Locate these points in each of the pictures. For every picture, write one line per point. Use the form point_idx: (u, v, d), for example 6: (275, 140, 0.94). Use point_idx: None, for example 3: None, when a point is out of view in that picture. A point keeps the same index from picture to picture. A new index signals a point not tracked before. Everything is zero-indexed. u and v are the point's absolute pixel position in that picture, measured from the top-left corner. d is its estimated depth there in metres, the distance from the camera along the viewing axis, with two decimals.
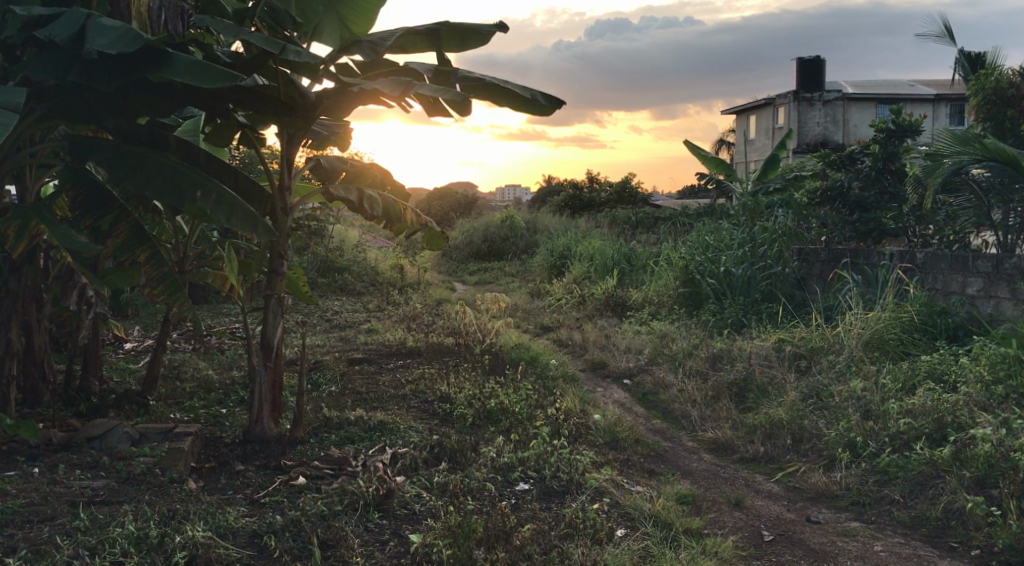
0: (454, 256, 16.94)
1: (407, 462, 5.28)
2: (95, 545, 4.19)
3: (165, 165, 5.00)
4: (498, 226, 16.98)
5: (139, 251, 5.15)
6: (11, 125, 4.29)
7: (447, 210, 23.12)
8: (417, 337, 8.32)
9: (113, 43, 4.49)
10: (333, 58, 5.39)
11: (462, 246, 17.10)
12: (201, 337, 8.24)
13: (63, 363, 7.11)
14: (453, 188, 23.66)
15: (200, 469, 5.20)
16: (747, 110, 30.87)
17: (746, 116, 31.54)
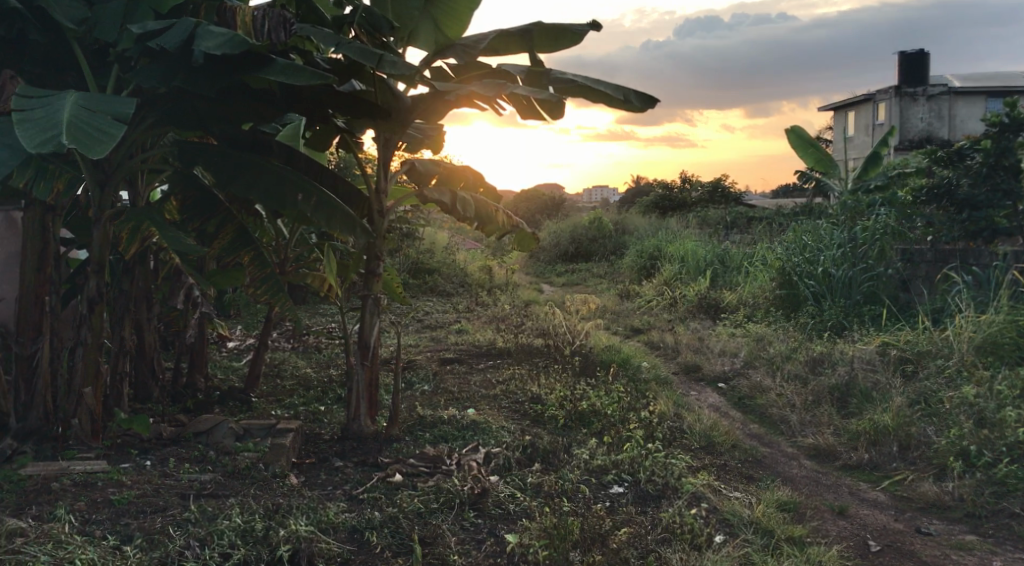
0: (542, 258, 16.99)
1: (501, 461, 5.32)
2: (205, 536, 4.38)
3: (267, 171, 5.19)
4: (586, 227, 16.88)
5: (244, 252, 5.40)
6: (118, 135, 4.56)
7: (533, 212, 23.18)
8: (507, 338, 8.34)
9: (219, 48, 4.75)
10: (428, 62, 5.46)
11: (549, 247, 17.08)
12: (300, 336, 8.45)
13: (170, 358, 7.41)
14: (541, 190, 23.71)
15: (301, 464, 5.34)
16: (842, 106, 29.83)
17: (843, 113, 30.65)
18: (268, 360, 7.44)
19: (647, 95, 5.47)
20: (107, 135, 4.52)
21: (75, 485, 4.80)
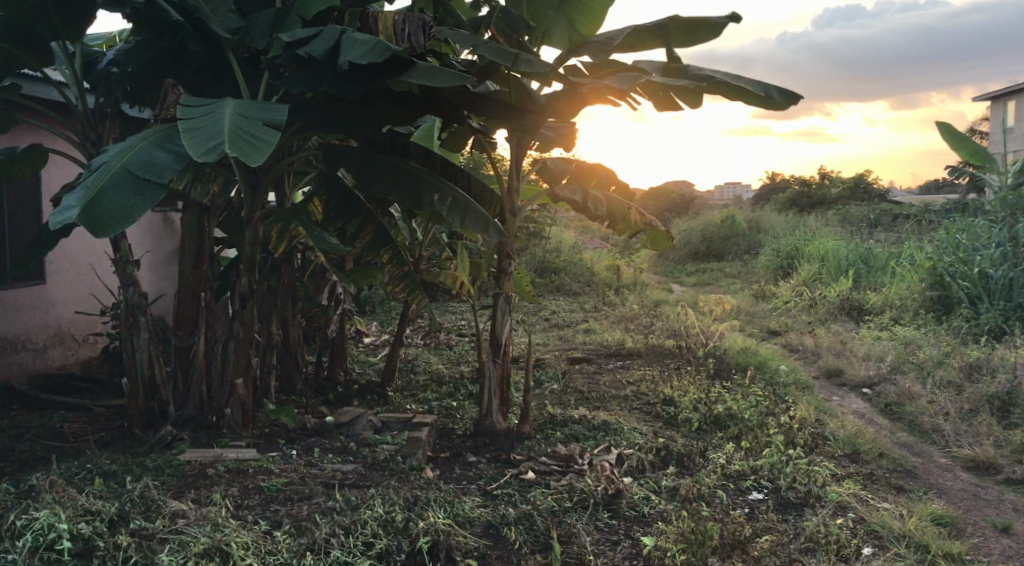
0: (671, 257, 16.75)
1: (634, 463, 5.25)
2: (349, 525, 4.54)
3: (405, 171, 5.32)
4: (717, 226, 16.49)
5: (384, 251, 5.61)
6: (273, 143, 4.82)
7: (658, 210, 22.88)
8: (637, 338, 8.25)
9: (365, 56, 4.81)
10: (561, 60, 5.47)
11: (679, 246, 16.81)
12: (432, 333, 8.65)
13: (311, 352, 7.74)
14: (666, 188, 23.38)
15: (436, 458, 5.48)
16: (1000, 97, 27.73)
17: (1001, 104, 28.67)
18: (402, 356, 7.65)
19: (789, 90, 5.32)
20: (263, 143, 4.79)
21: (229, 471, 5.06)
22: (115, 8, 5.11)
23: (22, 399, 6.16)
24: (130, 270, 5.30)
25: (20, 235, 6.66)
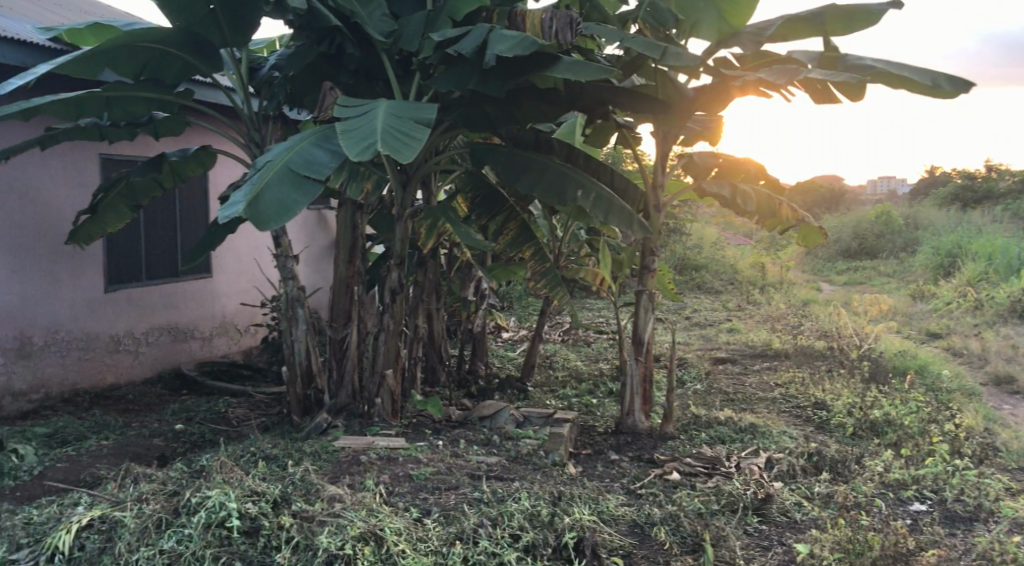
0: (819, 255, 16.12)
1: (785, 468, 5.08)
2: (496, 516, 4.61)
3: (549, 168, 5.33)
4: (872, 221, 15.68)
5: (527, 248, 5.60)
6: (421, 140, 4.93)
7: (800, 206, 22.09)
8: (785, 339, 8.00)
9: (512, 49, 4.83)
10: (711, 53, 5.35)
11: (830, 244, 16.14)
12: (571, 330, 8.69)
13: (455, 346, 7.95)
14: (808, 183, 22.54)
15: (578, 455, 5.49)
16: None
17: None
18: (541, 352, 7.73)
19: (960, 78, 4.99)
20: (412, 140, 4.90)
21: (380, 458, 5.25)
22: (278, 15, 5.36)
23: (190, 384, 6.63)
24: (290, 264, 5.59)
25: (189, 232, 7.10)
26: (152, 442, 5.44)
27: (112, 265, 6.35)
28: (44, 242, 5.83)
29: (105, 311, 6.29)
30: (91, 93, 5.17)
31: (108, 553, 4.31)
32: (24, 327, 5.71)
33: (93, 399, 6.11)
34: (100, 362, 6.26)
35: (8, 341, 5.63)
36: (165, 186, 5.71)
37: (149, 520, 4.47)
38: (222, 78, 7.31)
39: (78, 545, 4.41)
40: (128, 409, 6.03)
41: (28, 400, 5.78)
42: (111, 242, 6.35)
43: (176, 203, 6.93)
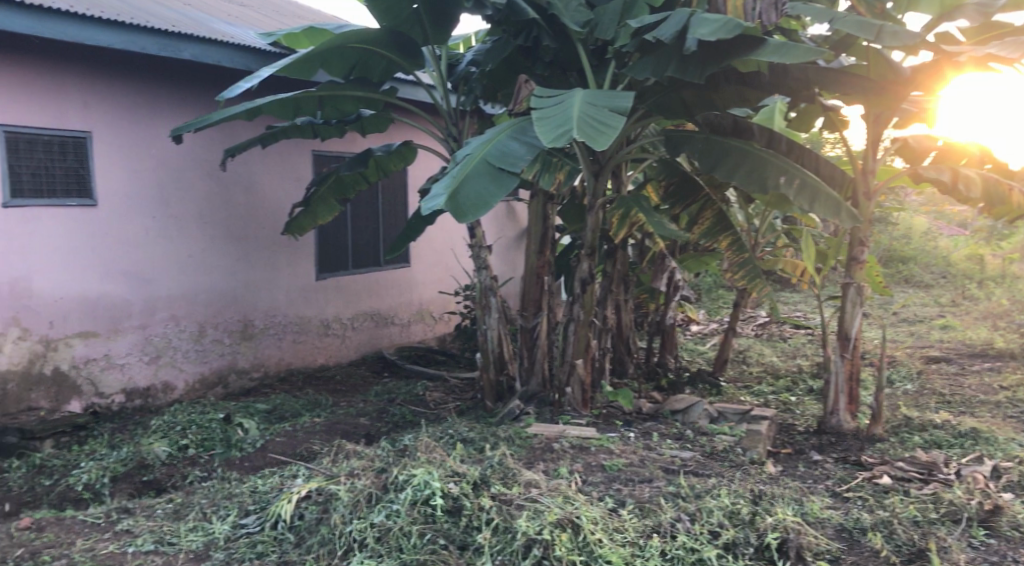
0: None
1: (1015, 478, 4.66)
2: (694, 511, 4.51)
3: (749, 154, 5.14)
4: None
5: (724, 237, 5.48)
6: (617, 129, 4.88)
7: None
8: (1010, 339, 7.36)
9: (715, 33, 4.67)
10: (931, 27, 4.96)
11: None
12: (766, 324, 8.41)
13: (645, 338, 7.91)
14: None
15: (777, 453, 5.31)
16: None
17: None
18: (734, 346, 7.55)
19: None
20: (608, 129, 4.87)
21: (573, 447, 5.28)
22: (476, 12, 5.47)
23: (390, 366, 7.08)
24: (483, 255, 5.75)
25: (389, 223, 7.60)
26: (358, 420, 5.77)
27: (322, 255, 6.95)
28: (265, 234, 6.47)
29: (317, 297, 6.88)
30: (307, 93, 5.54)
31: (325, 524, 4.59)
32: (246, 310, 6.37)
33: (305, 379, 6.65)
34: (311, 344, 6.85)
35: (234, 324, 6.30)
36: (370, 180, 6.06)
37: (361, 494, 4.72)
38: (423, 78, 8.08)
39: (298, 513, 4.75)
40: (336, 389, 6.47)
41: (250, 377, 6.42)
42: (322, 233, 6.95)
43: (379, 196, 7.42)
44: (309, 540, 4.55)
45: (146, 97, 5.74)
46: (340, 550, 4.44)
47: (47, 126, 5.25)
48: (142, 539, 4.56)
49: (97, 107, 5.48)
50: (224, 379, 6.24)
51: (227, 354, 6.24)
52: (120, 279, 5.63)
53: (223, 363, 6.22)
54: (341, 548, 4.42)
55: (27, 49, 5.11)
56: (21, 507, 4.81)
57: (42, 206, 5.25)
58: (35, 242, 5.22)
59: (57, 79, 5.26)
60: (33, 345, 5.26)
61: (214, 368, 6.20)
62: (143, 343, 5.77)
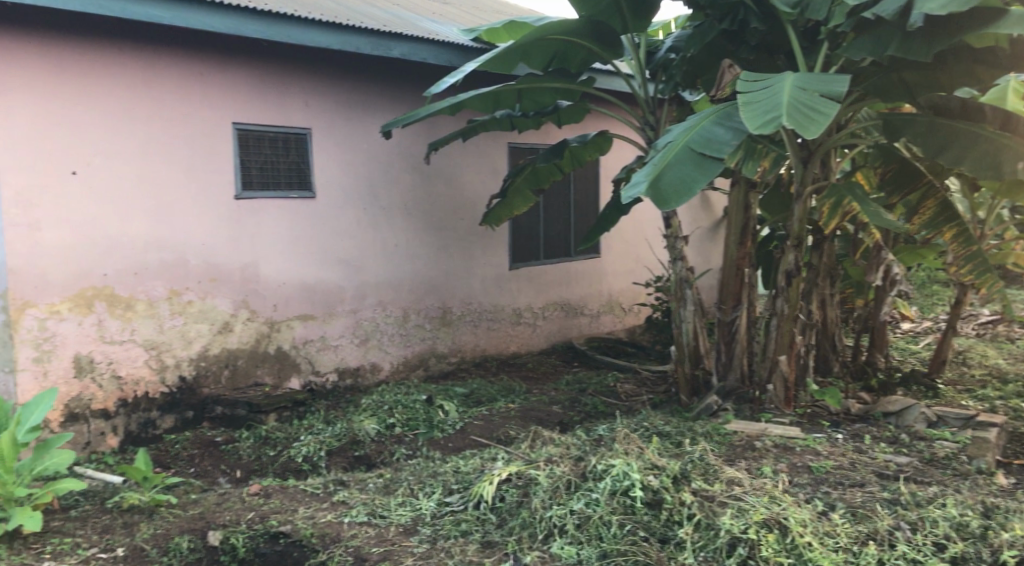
0: None
1: None
2: (916, 521, 4.20)
3: (981, 139, 4.72)
4: None
5: (949, 228, 5.24)
6: (830, 115, 4.55)
7: None
8: None
9: (945, 7, 4.24)
10: None
11: None
12: (988, 324, 7.72)
13: (850, 336, 7.49)
14: None
15: (1010, 465, 4.87)
16: None
17: None
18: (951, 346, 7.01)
19: None
20: (819, 115, 4.56)
21: (777, 446, 5.08)
22: None
23: (580, 357, 7.31)
24: (679, 245, 5.63)
25: (579, 215, 7.85)
26: (552, 408, 5.85)
27: (515, 246, 7.26)
28: (462, 225, 6.81)
29: (509, 287, 7.22)
30: (506, 86, 5.66)
31: (526, 507, 4.66)
32: (445, 297, 6.75)
33: (499, 365, 7.04)
34: (505, 332, 7.21)
35: (434, 311, 6.70)
36: (565, 171, 6.08)
37: (561, 480, 4.79)
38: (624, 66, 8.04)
39: (499, 495, 4.86)
40: (528, 377, 6.66)
41: (449, 361, 6.82)
42: (515, 224, 7.25)
43: (570, 188, 7.70)
44: (511, 522, 4.64)
45: (357, 94, 6.16)
46: (541, 534, 4.50)
47: (272, 124, 5.79)
48: (356, 511, 4.83)
49: (317, 106, 5.97)
50: (424, 362, 6.65)
51: (427, 338, 6.66)
52: (334, 265, 6.12)
53: (424, 347, 6.64)
54: (541, 532, 4.47)
55: (256, 55, 5.66)
56: (251, 474, 5.28)
57: (268, 198, 5.81)
58: (262, 231, 5.80)
59: (282, 82, 5.79)
60: (260, 326, 5.84)
61: (416, 351, 6.62)
62: (354, 326, 6.25)
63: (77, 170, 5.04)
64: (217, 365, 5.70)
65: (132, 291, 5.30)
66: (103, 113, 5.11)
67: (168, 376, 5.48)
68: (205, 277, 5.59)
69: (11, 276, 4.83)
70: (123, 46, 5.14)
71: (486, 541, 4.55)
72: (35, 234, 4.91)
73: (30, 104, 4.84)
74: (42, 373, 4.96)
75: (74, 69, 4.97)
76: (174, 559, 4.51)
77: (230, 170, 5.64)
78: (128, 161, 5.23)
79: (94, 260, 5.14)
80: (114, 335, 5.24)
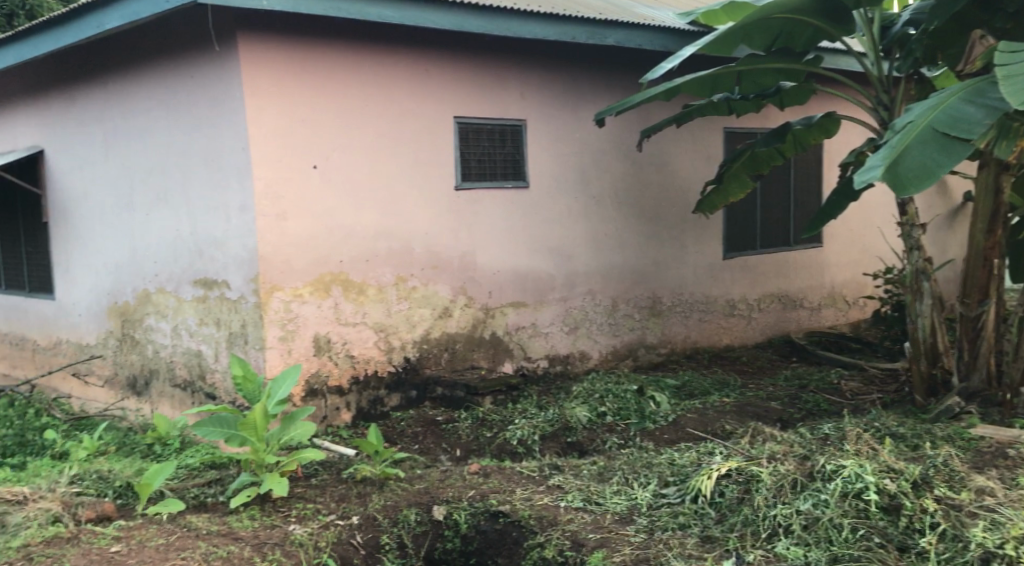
0: None
1: None
2: None
3: None
4: None
5: None
6: None
7: None
8: None
9: None
10: None
11: None
12: None
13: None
14: None
15: None
16: None
17: None
18: None
19: None
20: None
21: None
22: None
23: (799, 352, 7.31)
24: (916, 233, 5.22)
25: (798, 201, 7.96)
26: (770, 404, 5.71)
27: (729, 236, 7.47)
28: (674, 215, 7.08)
29: (723, 276, 7.43)
30: (726, 68, 5.49)
31: (748, 505, 4.37)
32: (655, 288, 7.00)
33: (710, 357, 7.20)
34: (718, 323, 7.41)
35: (644, 301, 6.93)
36: (785, 156, 5.97)
37: (786, 478, 4.42)
38: (855, 44, 8.39)
39: (718, 491, 4.59)
40: (743, 371, 6.70)
41: (658, 352, 7.06)
42: (731, 212, 7.46)
43: (791, 173, 7.85)
44: (732, 519, 4.36)
45: (568, 87, 6.38)
46: (764, 533, 4.21)
47: (490, 117, 6.03)
48: (572, 496, 4.83)
49: (532, 98, 6.21)
50: (634, 353, 6.90)
51: (636, 329, 6.91)
52: (545, 254, 6.38)
53: (633, 338, 6.89)
54: (765, 531, 4.18)
55: (475, 52, 5.90)
56: (470, 453, 5.46)
57: (486, 189, 6.06)
58: (479, 220, 6.06)
59: (500, 75, 6.04)
60: (476, 312, 6.11)
61: (625, 341, 6.88)
62: (564, 314, 6.50)
63: (317, 164, 5.36)
64: (438, 348, 6.00)
65: (364, 276, 5.62)
66: (341, 109, 5.43)
67: (395, 357, 5.81)
68: (427, 265, 5.87)
69: (262, 262, 5.17)
70: (357, 46, 5.44)
71: (706, 536, 4.31)
72: (282, 223, 5.23)
73: (278, 102, 5.19)
74: (287, 350, 5.32)
75: (319, 68, 5.31)
76: (404, 530, 4.71)
77: (451, 163, 5.91)
78: (361, 155, 5.54)
79: (331, 249, 5.46)
80: (349, 317, 5.59)
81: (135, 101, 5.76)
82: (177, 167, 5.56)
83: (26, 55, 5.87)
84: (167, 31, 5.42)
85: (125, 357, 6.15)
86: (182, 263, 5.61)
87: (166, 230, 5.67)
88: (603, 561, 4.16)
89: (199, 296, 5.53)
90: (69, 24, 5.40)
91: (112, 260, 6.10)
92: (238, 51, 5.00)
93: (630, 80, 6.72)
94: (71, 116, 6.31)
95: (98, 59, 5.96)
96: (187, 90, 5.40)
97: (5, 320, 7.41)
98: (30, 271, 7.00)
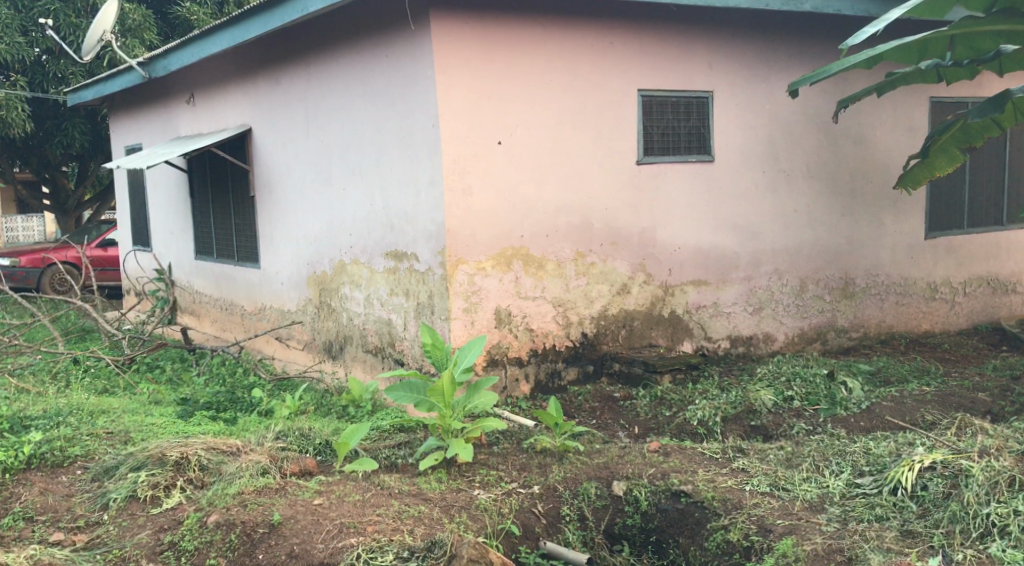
0: None
1: None
2: None
3: None
4: None
5: None
6: None
7: None
8: None
9: None
10: None
11: None
12: None
13: None
14: None
15: None
16: None
17: None
18: None
19: None
20: None
21: None
22: None
23: (1010, 339, 6.92)
24: None
25: (1013, 180, 7.47)
26: (978, 396, 5.33)
27: (933, 214, 7.09)
28: (866, 191, 6.75)
29: (924, 257, 7.08)
30: (938, 33, 5.11)
31: (955, 500, 3.69)
32: (849, 269, 6.75)
33: (908, 342, 6.91)
34: (916, 307, 7.08)
35: (836, 282, 6.71)
36: (1002, 126, 5.57)
37: (1001, 475, 3.72)
38: None
39: (921, 484, 3.93)
40: (946, 358, 6.43)
41: (850, 336, 6.81)
42: (936, 190, 7.09)
43: (1006, 151, 7.40)
44: (938, 514, 3.69)
45: (755, 58, 6.22)
46: (974, 532, 3.52)
47: (675, 89, 5.95)
48: (758, 480, 4.38)
49: (718, 68, 6.09)
50: (823, 336, 6.70)
51: (827, 311, 6.69)
52: (727, 231, 6.23)
53: (822, 320, 6.68)
54: (976, 530, 3.49)
55: (662, 24, 5.83)
56: (649, 431, 5.32)
57: (668, 162, 5.97)
58: (661, 195, 5.97)
59: (685, 47, 5.95)
60: (655, 289, 6.04)
61: (813, 324, 6.66)
62: (748, 294, 6.36)
63: (502, 140, 5.42)
64: (616, 324, 5.97)
65: (545, 251, 5.64)
66: (526, 85, 5.47)
67: (573, 331, 5.82)
68: (607, 241, 5.84)
69: (448, 237, 5.27)
70: (543, 22, 5.46)
71: (906, 530, 3.68)
72: (467, 198, 5.32)
73: (467, 79, 5.27)
74: (471, 322, 5.41)
75: (506, 46, 5.36)
76: (585, 503, 4.43)
77: (634, 137, 5.85)
78: (543, 131, 5.56)
79: (513, 223, 5.51)
80: (529, 292, 5.62)
81: (334, 82, 6.07)
82: (371, 144, 5.81)
83: (239, 38, 6.30)
84: (365, 13, 5.66)
85: (323, 324, 6.55)
86: (375, 236, 5.88)
87: (361, 204, 5.96)
88: (792, 549, 3.66)
89: (390, 267, 5.77)
90: (278, 8, 5.74)
91: (311, 233, 6.50)
92: (431, 28, 5.12)
93: (818, 50, 6.46)
94: (276, 97, 6.74)
95: (302, 42, 6.34)
96: (383, 69, 5.61)
97: (215, 286, 8.08)
98: (238, 241, 7.57)
